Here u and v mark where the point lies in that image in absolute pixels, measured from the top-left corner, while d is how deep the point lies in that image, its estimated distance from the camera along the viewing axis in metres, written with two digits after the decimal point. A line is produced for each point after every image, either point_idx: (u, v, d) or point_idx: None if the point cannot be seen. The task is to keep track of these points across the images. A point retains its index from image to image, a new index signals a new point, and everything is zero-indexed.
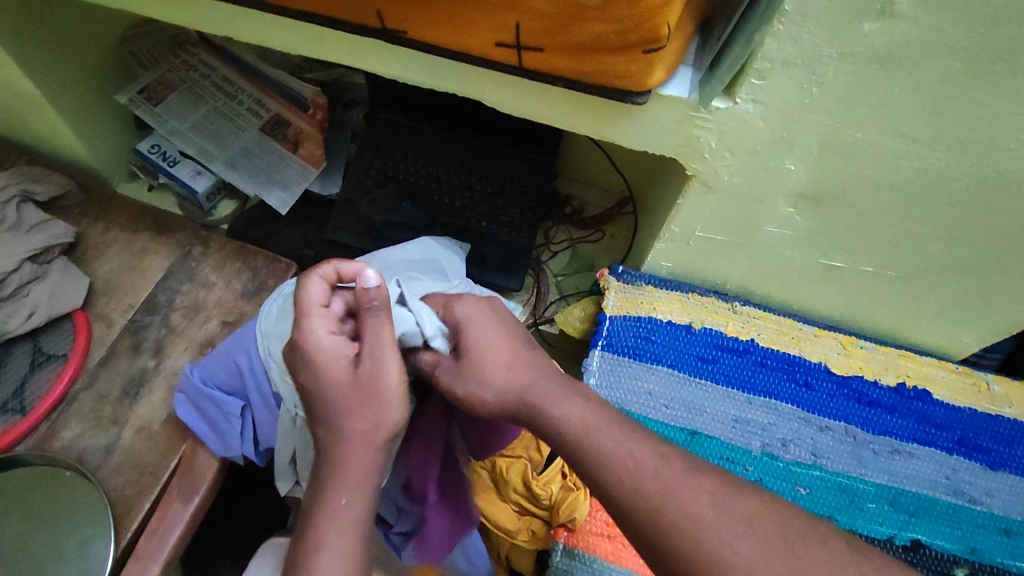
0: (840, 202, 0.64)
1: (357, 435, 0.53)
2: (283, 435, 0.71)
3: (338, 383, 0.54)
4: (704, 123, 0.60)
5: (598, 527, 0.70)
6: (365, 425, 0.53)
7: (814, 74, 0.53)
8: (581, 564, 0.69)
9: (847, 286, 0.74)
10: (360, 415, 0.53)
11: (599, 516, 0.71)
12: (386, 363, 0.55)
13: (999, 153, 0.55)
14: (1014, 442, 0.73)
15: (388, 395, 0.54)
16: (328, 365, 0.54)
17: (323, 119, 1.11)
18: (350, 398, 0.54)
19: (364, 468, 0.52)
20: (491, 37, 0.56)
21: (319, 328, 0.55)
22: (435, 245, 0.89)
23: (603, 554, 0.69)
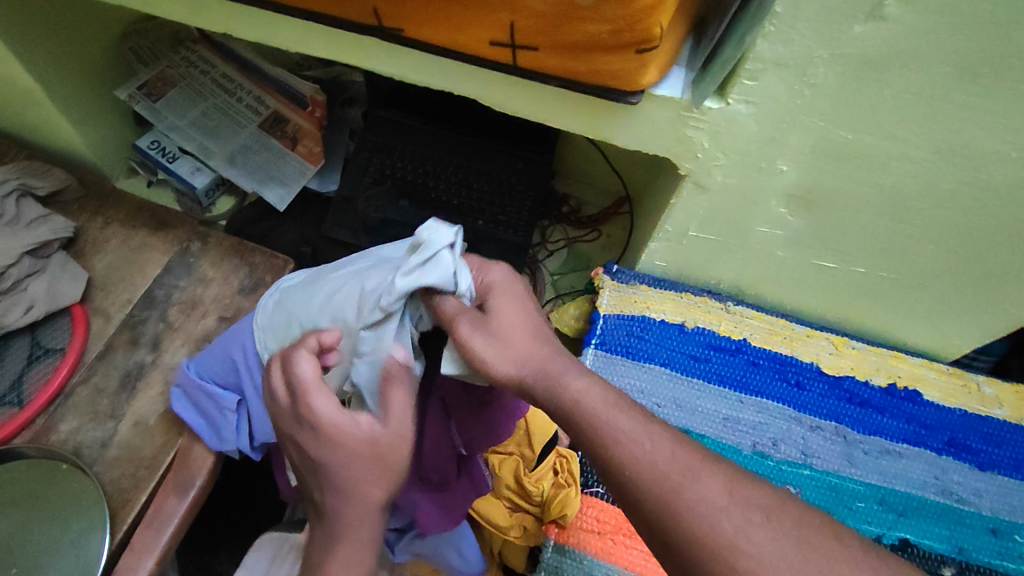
0: (831, 203, 0.64)
1: (370, 499, 0.51)
2: None
3: (353, 457, 0.51)
4: (697, 123, 0.60)
5: (589, 525, 0.73)
6: (381, 494, 0.51)
7: (806, 75, 0.53)
8: (572, 560, 0.71)
9: (839, 287, 0.75)
10: (374, 485, 0.51)
11: (590, 513, 0.73)
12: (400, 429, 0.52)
13: (988, 155, 0.55)
14: (1004, 443, 0.74)
15: (399, 458, 0.51)
16: (333, 437, 0.51)
17: (322, 116, 1.12)
18: (368, 468, 0.51)
19: (374, 526, 0.52)
20: (486, 36, 0.57)
21: (319, 404, 0.51)
22: None
23: (593, 551, 0.72)
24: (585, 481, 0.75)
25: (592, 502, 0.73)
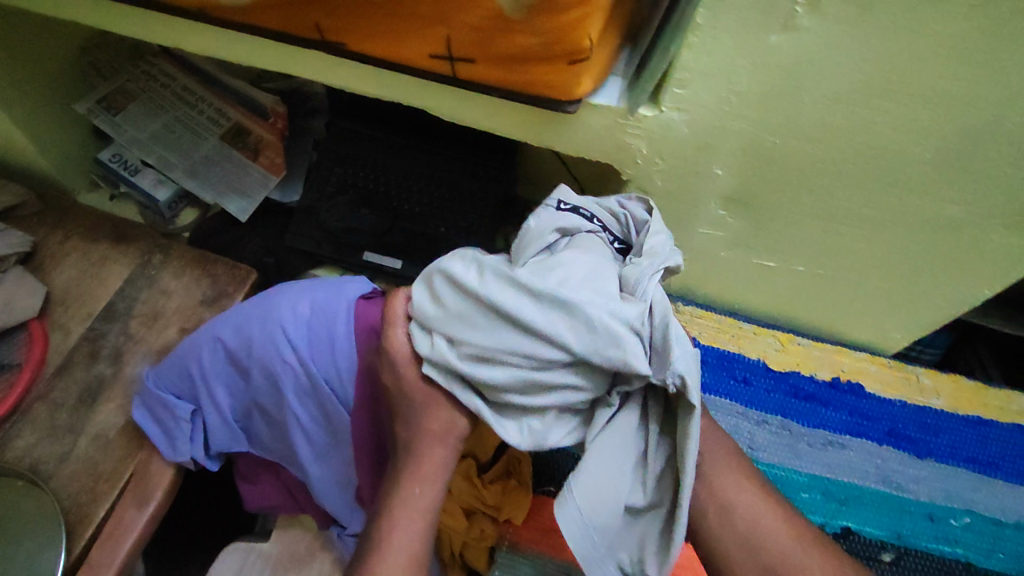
0: (765, 205, 0.67)
1: (431, 433, 0.55)
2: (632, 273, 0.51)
3: (414, 385, 0.55)
4: (633, 130, 0.62)
5: (544, 522, 0.75)
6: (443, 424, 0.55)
7: (730, 83, 0.56)
8: (528, 559, 0.72)
9: (781, 285, 0.77)
10: (433, 417, 0.55)
11: (543, 509, 0.76)
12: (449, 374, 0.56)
13: (906, 158, 0.58)
14: (941, 432, 0.77)
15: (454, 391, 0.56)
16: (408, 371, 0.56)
17: (284, 127, 1.14)
18: (423, 397, 0.55)
19: (435, 463, 0.55)
20: (425, 49, 0.58)
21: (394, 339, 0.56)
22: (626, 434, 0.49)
23: (551, 548, 0.73)
24: (537, 481, 0.79)
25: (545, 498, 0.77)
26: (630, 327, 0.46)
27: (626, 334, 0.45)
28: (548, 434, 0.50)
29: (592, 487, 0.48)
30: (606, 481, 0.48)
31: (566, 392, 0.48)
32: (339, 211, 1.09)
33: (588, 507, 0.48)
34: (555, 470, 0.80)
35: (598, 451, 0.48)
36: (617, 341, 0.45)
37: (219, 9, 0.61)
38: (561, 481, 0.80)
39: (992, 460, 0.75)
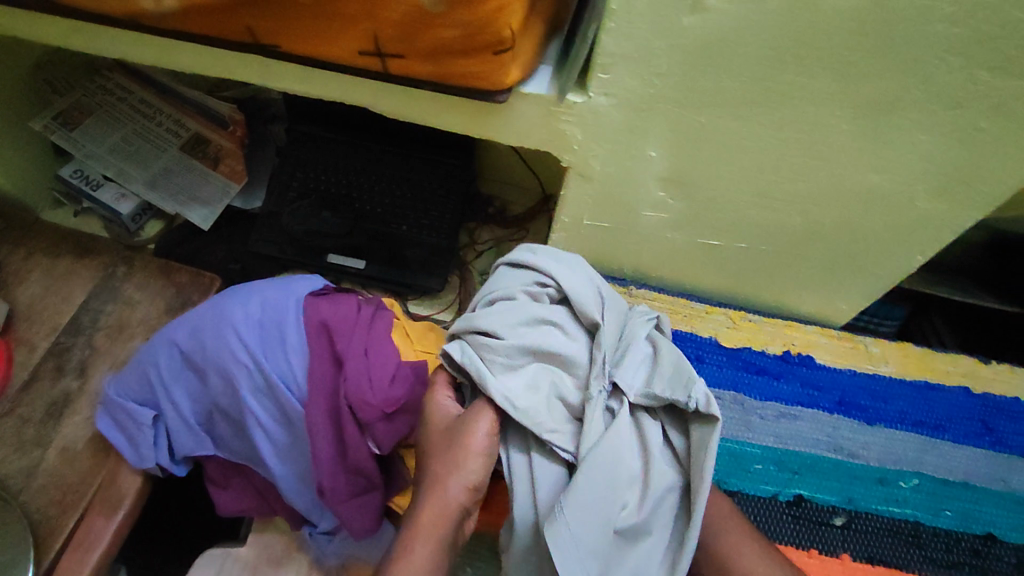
0: (701, 184, 0.68)
1: (444, 491, 0.57)
2: (636, 344, 0.59)
3: (438, 440, 0.59)
4: (566, 117, 0.64)
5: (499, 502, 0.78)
6: (462, 482, 0.57)
7: (651, 66, 0.57)
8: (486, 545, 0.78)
9: (726, 263, 0.79)
10: (452, 477, 0.57)
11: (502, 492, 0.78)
12: (480, 423, 0.57)
13: (828, 130, 0.59)
14: (890, 398, 0.78)
15: (477, 445, 0.57)
16: (450, 435, 0.57)
17: (243, 135, 1.14)
18: (441, 452, 0.58)
19: (438, 517, 0.56)
20: (355, 47, 0.59)
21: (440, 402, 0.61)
22: (624, 452, 0.54)
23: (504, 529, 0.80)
24: None
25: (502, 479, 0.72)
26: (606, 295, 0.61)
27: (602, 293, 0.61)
28: (541, 411, 0.56)
29: (587, 505, 0.52)
30: (601, 498, 0.52)
31: (553, 342, 0.58)
32: (300, 214, 1.10)
33: (577, 524, 0.51)
34: None
35: (596, 458, 0.53)
36: (593, 288, 0.61)
37: (154, 19, 0.62)
38: None
39: (940, 423, 0.77)
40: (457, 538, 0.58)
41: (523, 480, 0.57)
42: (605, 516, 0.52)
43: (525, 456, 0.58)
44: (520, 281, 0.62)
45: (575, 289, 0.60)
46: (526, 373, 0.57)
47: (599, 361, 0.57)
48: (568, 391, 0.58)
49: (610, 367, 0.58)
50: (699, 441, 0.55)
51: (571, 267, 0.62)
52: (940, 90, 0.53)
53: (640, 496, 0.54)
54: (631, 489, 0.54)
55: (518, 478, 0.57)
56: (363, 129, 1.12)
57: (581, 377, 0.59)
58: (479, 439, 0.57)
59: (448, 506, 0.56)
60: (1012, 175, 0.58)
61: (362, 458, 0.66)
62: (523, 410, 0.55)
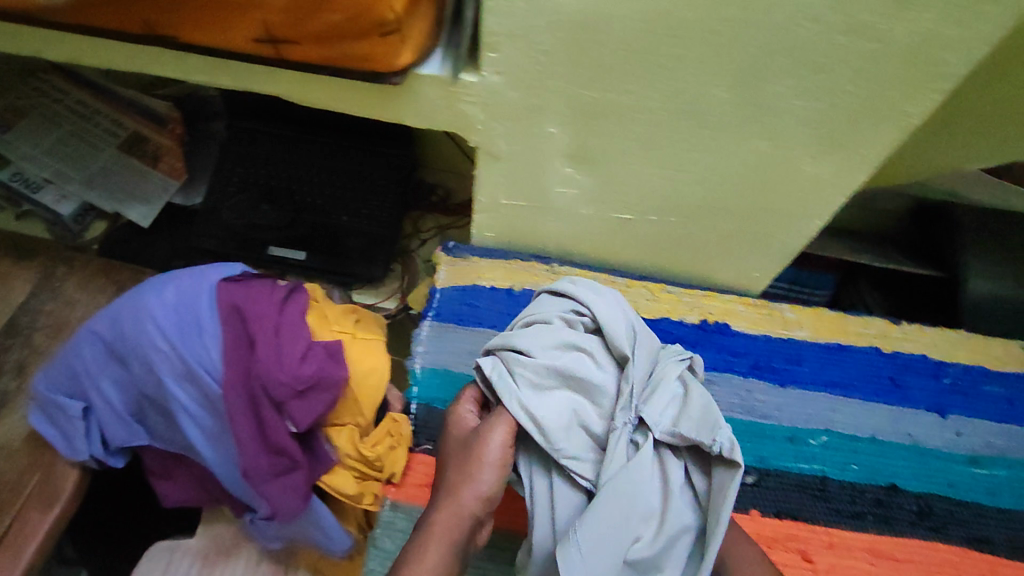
0: (604, 160, 0.70)
1: (457, 495, 0.58)
2: (666, 385, 0.61)
3: (456, 448, 0.61)
4: (465, 97, 0.65)
5: (420, 477, 0.75)
6: (476, 484, 0.59)
7: (535, 43, 0.59)
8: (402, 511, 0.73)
9: (640, 236, 0.81)
10: (466, 480, 0.59)
11: (421, 466, 0.75)
12: (494, 434, 0.60)
13: (712, 102, 0.61)
14: (802, 360, 0.81)
15: (493, 453, 0.59)
16: (467, 444, 0.60)
17: (183, 133, 1.16)
18: (457, 459, 0.60)
19: (450, 521, 0.58)
20: (247, 34, 0.61)
21: (462, 414, 0.64)
22: (643, 485, 0.57)
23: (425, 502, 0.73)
24: (415, 440, 0.77)
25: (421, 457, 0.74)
26: (642, 334, 0.63)
27: (638, 329, 0.63)
28: (561, 435, 0.59)
29: (600, 533, 0.54)
30: (616, 528, 0.55)
31: (582, 370, 0.60)
32: (240, 208, 1.11)
33: (588, 551, 0.53)
34: (433, 426, 0.77)
35: (614, 487, 0.56)
36: (630, 323, 0.63)
37: (51, 13, 0.63)
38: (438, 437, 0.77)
39: (850, 382, 0.80)
40: (468, 546, 0.58)
41: (542, 504, 0.60)
42: (621, 545, 0.54)
43: (546, 481, 0.61)
44: (560, 311, 0.64)
45: (611, 322, 0.62)
46: (550, 395, 0.60)
47: (626, 394, 0.59)
48: (591, 420, 0.61)
49: (638, 402, 0.60)
50: (719, 485, 0.56)
51: (612, 299, 0.64)
52: (806, 57, 0.55)
53: (658, 532, 0.56)
54: (650, 524, 0.56)
55: (538, 503, 0.60)
56: (299, 122, 1.12)
57: (605, 408, 0.61)
58: (493, 449, 0.59)
59: (461, 511, 0.58)
60: (885, 137, 0.60)
61: (282, 436, 0.68)
62: (545, 432, 0.58)
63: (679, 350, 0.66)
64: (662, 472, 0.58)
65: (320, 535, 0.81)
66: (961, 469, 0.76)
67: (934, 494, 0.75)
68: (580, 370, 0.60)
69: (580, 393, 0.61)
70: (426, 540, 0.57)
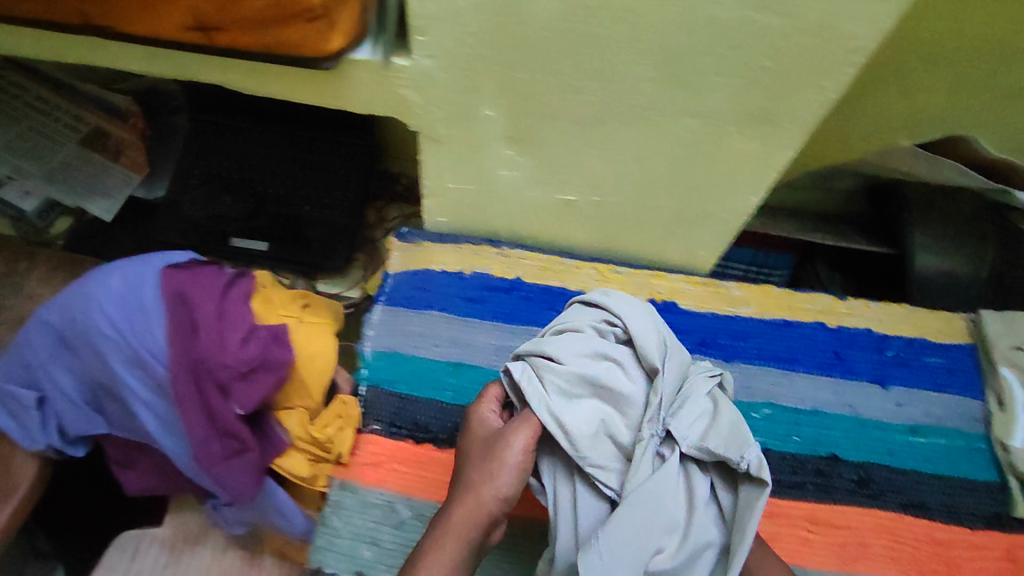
0: (542, 142, 0.71)
1: (474, 496, 0.58)
2: (696, 399, 0.60)
3: (478, 450, 0.61)
4: (400, 81, 0.66)
5: (367, 457, 0.72)
6: (494, 486, 0.58)
7: (461, 26, 0.60)
8: (349, 492, 0.71)
9: (586, 217, 0.82)
10: (484, 481, 0.58)
11: (368, 446, 0.73)
12: (518, 437, 0.59)
13: (639, 81, 0.62)
14: (747, 336, 0.83)
15: (514, 455, 0.58)
16: (490, 445, 0.60)
17: (144, 127, 1.15)
18: (479, 461, 0.60)
19: (467, 520, 0.58)
20: (178, 21, 0.61)
21: (485, 418, 0.63)
22: (671, 497, 0.56)
23: (368, 481, 0.71)
24: (364, 421, 0.75)
25: (368, 438, 0.73)
26: (674, 347, 0.63)
27: (670, 342, 0.63)
28: (589, 444, 0.58)
29: (624, 542, 0.53)
30: (639, 538, 0.54)
31: (612, 379, 0.60)
32: (202, 200, 1.12)
33: (610, 558, 0.53)
34: (381, 406, 0.75)
35: (639, 498, 0.55)
36: (662, 335, 0.63)
37: None
38: (387, 417, 0.74)
39: (793, 356, 0.82)
40: (481, 547, 0.58)
41: (564, 514, 0.59)
42: (644, 557, 0.54)
43: (570, 490, 0.60)
44: (591, 322, 0.64)
45: (642, 333, 0.62)
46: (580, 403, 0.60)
47: (655, 406, 0.59)
48: (618, 431, 0.60)
49: (666, 415, 0.59)
50: (746, 502, 0.56)
51: (643, 311, 0.64)
52: (723, 33, 0.56)
53: (682, 545, 0.55)
54: (676, 535, 0.55)
55: (561, 510, 0.59)
56: (273, 116, 1.12)
57: (633, 419, 0.60)
58: (516, 451, 0.58)
59: (478, 512, 0.58)
60: (807, 111, 0.61)
61: (228, 417, 0.69)
62: (574, 440, 0.58)
63: (709, 365, 0.65)
64: (689, 487, 0.58)
65: (279, 519, 0.82)
66: (900, 437, 0.78)
67: (873, 463, 0.76)
68: (610, 381, 0.60)
69: (608, 404, 0.60)
70: (442, 540, 0.57)
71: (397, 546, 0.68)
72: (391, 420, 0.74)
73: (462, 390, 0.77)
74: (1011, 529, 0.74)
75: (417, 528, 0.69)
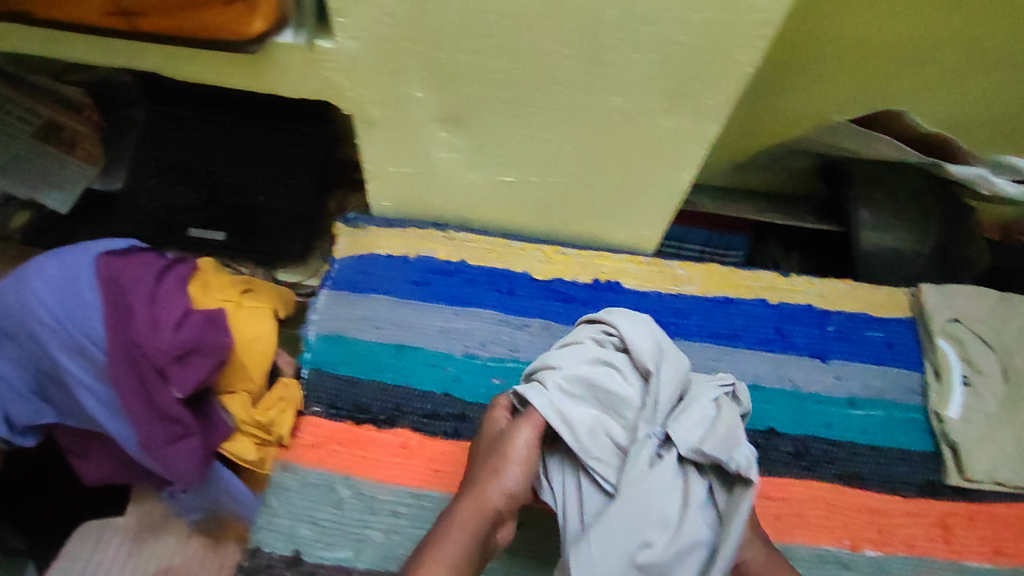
0: (474, 122, 0.71)
1: (480, 490, 0.61)
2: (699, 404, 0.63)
3: (486, 449, 0.64)
4: (326, 64, 0.67)
5: (307, 438, 0.73)
6: (497, 481, 0.61)
7: (379, 6, 0.60)
8: (290, 473, 0.72)
9: (527, 199, 0.83)
10: (489, 477, 0.61)
11: (309, 427, 0.74)
12: (521, 436, 0.62)
13: (559, 59, 0.62)
14: (689, 314, 0.84)
15: (517, 451, 0.62)
16: (496, 444, 0.63)
17: (100, 120, 1.13)
18: (485, 458, 0.63)
19: (472, 513, 0.60)
20: (96, 6, 0.61)
21: (494, 419, 0.66)
22: (663, 493, 0.59)
23: (309, 462, 0.72)
24: (304, 403, 0.76)
25: (310, 420, 0.75)
26: (673, 355, 0.66)
27: (669, 351, 0.66)
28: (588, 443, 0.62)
29: (613, 533, 0.57)
30: (628, 530, 0.57)
31: (611, 384, 0.64)
32: (159, 192, 1.12)
33: (598, 548, 0.56)
34: (322, 389, 0.76)
35: (631, 493, 0.58)
36: (659, 342, 0.66)
37: None
38: (326, 399, 0.76)
39: (734, 333, 0.83)
40: (486, 543, 0.61)
41: (569, 507, 0.62)
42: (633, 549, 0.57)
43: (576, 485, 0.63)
44: (595, 335, 0.68)
45: (639, 340, 0.65)
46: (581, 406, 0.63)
47: (650, 407, 0.62)
48: (618, 432, 0.63)
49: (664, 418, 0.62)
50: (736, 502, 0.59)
51: (642, 322, 0.68)
52: (634, 9, 0.56)
53: (672, 540, 0.57)
54: (668, 530, 0.58)
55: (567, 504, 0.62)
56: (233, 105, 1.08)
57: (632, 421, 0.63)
58: (519, 447, 0.62)
59: (483, 506, 0.60)
60: (726, 87, 0.62)
61: (169, 403, 0.70)
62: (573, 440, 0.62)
63: (719, 376, 0.67)
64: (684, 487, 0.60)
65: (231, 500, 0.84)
66: (839, 411, 0.80)
67: (811, 436, 0.78)
68: (609, 386, 0.64)
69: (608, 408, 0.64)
70: (448, 533, 0.59)
71: (336, 525, 0.69)
72: (331, 402, 0.76)
73: (405, 372, 0.78)
74: (942, 497, 0.76)
75: (354, 506, 0.70)
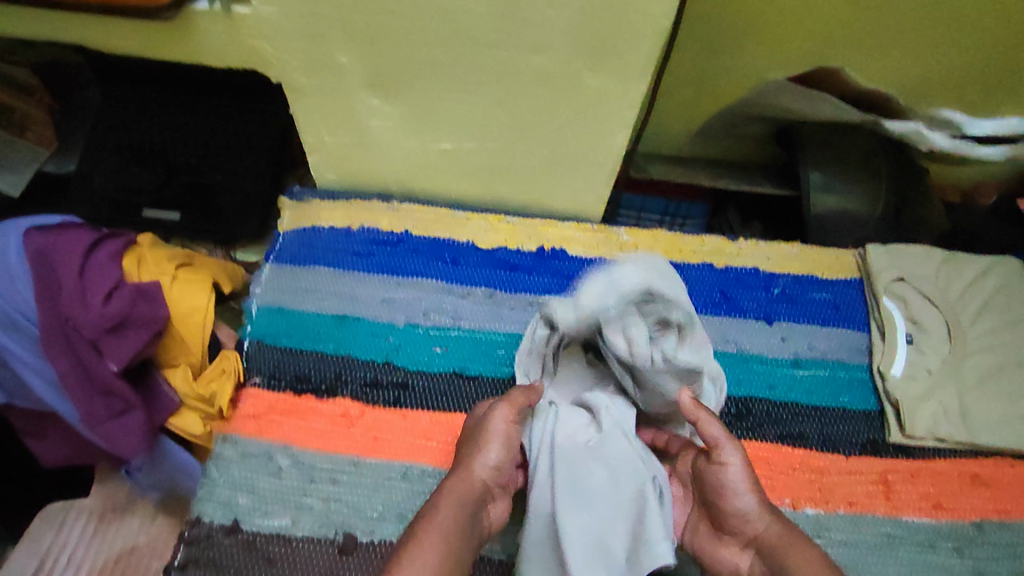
0: (402, 86, 0.71)
1: (468, 469, 0.59)
2: None
3: (470, 431, 0.63)
4: (246, 30, 0.66)
5: (248, 410, 0.73)
6: (482, 459, 0.59)
7: None
8: (230, 444, 0.72)
9: (468, 166, 0.82)
10: (474, 456, 0.60)
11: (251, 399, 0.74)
12: (498, 416, 0.62)
13: (475, 17, 0.62)
14: None
15: (497, 427, 0.61)
16: (476, 427, 0.62)
17: (50, 101, 1.09)
18: (468, 442, 0.62)
19: (462, 489, 0.57)
20: None
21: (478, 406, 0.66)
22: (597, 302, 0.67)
23: (248, 433, 0.72)
24: (246, 375, 0.76)
25: (251, 392, 0.74)
26: None
27: None
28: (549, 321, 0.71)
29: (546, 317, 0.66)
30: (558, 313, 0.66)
31: None
32: (111, 171, 1.06)
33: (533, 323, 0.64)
34: (263, 359, 0.76)
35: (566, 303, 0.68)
36: None
37: None
38: (267, 370, 0.75)
39: None
40: (479, 522, 0.57)
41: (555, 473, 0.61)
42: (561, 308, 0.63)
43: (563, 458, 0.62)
44: None
45: None
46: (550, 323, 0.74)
47: None
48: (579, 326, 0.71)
49: None
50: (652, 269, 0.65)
51: None
52: None
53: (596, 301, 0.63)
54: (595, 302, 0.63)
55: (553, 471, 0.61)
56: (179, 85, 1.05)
57: None
58: (498, 425, 0.61)
59: (472, 483, 0.58)
60: (645, 42, 0.62)
61: (109, 378, 0.70)
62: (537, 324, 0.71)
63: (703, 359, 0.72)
64: None
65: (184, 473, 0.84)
66: (784, 372, 0.79)
67: (754, 397, 0.78)
68: None
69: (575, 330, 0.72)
70: (439, 505, 0.55)
71: (274, 493, 0.69)
72: (271, 372, 0.75)
73: (346, 342, 0.78)
74: (884, 454, 0.76)
75: (292, 474, 0.70)
